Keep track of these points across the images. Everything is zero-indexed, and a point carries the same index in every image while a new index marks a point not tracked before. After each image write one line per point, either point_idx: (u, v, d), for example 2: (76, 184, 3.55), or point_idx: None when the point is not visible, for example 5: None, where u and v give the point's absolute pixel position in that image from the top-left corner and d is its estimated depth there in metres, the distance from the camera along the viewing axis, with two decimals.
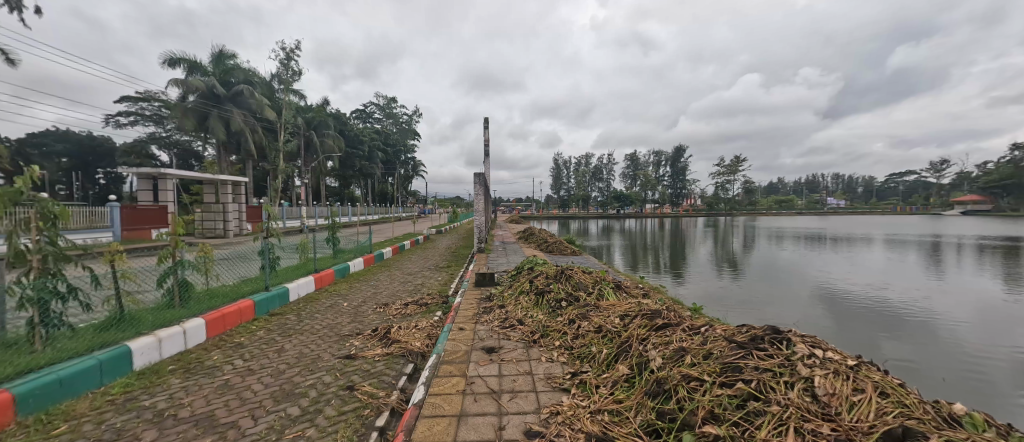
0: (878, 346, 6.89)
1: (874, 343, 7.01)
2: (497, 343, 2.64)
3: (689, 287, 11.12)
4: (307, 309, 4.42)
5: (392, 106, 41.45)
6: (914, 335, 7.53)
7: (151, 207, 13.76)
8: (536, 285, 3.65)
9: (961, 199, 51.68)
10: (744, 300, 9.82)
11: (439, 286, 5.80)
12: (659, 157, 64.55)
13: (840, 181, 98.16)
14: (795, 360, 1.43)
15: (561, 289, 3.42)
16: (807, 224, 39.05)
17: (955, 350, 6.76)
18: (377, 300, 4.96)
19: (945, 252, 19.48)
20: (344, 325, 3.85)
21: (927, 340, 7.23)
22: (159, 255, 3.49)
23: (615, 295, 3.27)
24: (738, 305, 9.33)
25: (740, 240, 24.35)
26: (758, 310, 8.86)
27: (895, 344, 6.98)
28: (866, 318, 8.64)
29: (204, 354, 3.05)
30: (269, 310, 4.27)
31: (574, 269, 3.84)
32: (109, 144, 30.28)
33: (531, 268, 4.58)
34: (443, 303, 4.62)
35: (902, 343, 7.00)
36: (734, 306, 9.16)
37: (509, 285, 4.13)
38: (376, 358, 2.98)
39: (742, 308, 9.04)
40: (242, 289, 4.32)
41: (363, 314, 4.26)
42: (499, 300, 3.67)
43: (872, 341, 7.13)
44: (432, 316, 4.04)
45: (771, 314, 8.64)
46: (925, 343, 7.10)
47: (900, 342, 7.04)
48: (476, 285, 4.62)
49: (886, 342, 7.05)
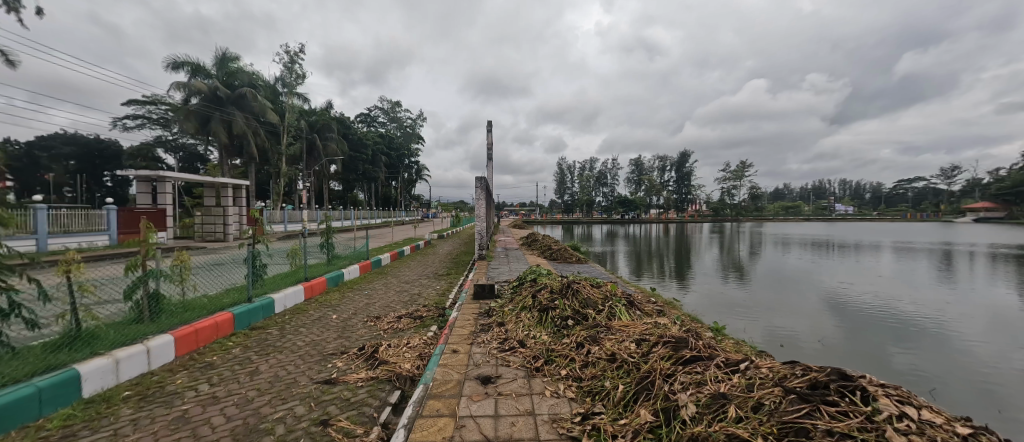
0: (887, 354, 6.59)
1: (884, 351, 6.71)
2: (495, 371, 2.30)
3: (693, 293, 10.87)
4: (291, 322, 4.09)
5: (397, 110, 41.51)
6: (924, 344, 7.22)
7: (150, 209, 13.62)
8: (539, 301, 3.30)
9: (972, 206, 51.01)
10: (749, 307, 9.49)
11: (436, 297, 5.49)
12: (663, 162, 64.27)
13: (847, 188, 97.20)
14: (880, 421, 1.09)
15: (567, 306, 3.07)
16: (814, 230, 38.52)
17: (965, 358, 6.48)
18: (369, 312, 4.64)
19: (956, 260, 19.12)
20: (329, 342, 3.52)
21: (937, 349, 6.95)
22: (127, 264, 3.20)
23: (628, 313, 2.92)
24: (741, 312, 9.01)
25: (747, 247, 24.00)
26: (763, 317, 8.61)
27: (905, 353, 6.68)
28: (875, 326, 8.29)
29: (168, 377, 2.73)
30: (251, 323, 3.95)
31: (580, 282, 3.49)
32: (116, 147, 30.41)
33: (534, 279, 4.25)
34: (439, 317, 4.29)
35: (912, 352, 6.70)
36: (737, 312, 8.91)
37: (509, 299, 3.80)
38: (358, 384, 2.65)
39: (747, 314, 8.80)
40: (222, 300, 4.00)
41: (352, 329, 3.94)
42: (499, 316, 3.34)
43: (881, 349, 6.83)
44: (426, 332, 3.72)
45: (777, 321, 8.33)
46: (935, 352, 6.79)
47: (910, 351, 6.74)
48: (474, 298, 4.28)
49: (896, 351, 6.75)
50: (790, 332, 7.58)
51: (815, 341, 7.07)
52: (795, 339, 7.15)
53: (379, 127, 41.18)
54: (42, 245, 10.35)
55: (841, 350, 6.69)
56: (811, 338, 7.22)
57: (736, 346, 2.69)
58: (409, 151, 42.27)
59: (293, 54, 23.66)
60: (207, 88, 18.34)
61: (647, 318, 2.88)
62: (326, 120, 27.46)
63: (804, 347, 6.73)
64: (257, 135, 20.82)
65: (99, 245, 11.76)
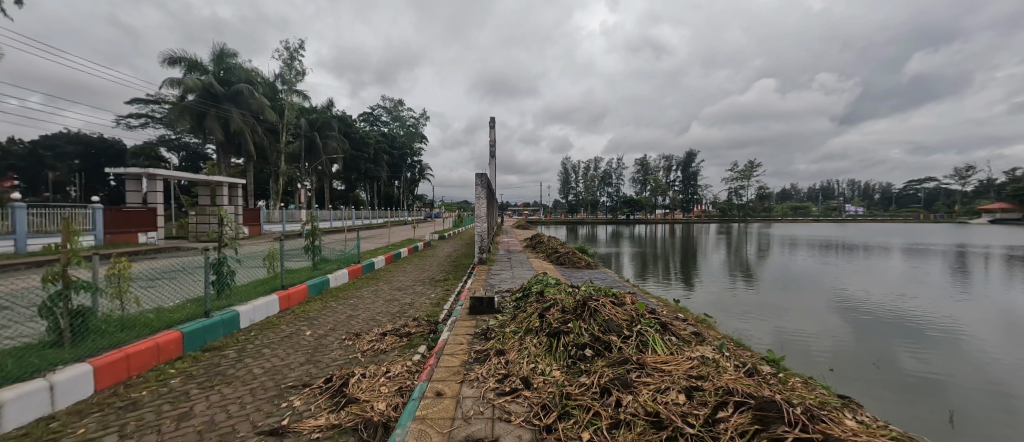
0: (895, 355, 6.05)
1: (891, 352, 6.18)
2: (491, 433, 1.66)
3: (697, 294, 10.38)
4: (257, 341, 3.49)
5: (399, 109, 40.99)
6: (933, 344, 6.73)
7: (139, 209, 12.88)
8: (548, 322, 2.66)
9: (987, 207, 49.73)
10: (758, 308, 8.93)
11: (429, 308, 4.87)
12: (669, 162, 63.31)
13: (855, 189, 95.47)
14: None
15: (583, 330, 2.45)
16: (824, 232, 37.56)
17: (974, 357, 6.07)
18: (348, 327, 4.02)
19: (971, 261, 18.35)
20: (292, 369, 2.90)
21: (947, 348, 6.50)
22: (43, 275, 2.59)
23: (665, 341, 2.30)
24: (745, 312, 8.50)
25: (754, 248, 23.25)
26: (772, 317, 8.12)
27: (913, 353, 6.21)
28: (885, 327, 7.71)
29: (74, 422, 2.14)
30: (206, 342, 3.34)
31: (600, 299, 2.84)
32: (119, 146, 29.87)
33: (541, 292, 3.60)
34: (429, 335, 3.68)
35: (923, 354, 6.14)
36: (744, 313, 8.43)
37: (511, 316, 3.19)
38: (314, 436, 2.03)
39: (756, 314, 8.30)
40: (170, 316, 3.36)
41: (324, 349, 3.34)
42: (497, 341, 2.69)
43: (889, 350, 6.28)
44: (411, 356, 3.11)
45: (787, 322, 7.77)
46: (944, 351, 6.35)
47: (919, 352, 6.26)
48: (470, 314, 3.66)
49: (906, 352, 6.21)
50: (799, 332, 7.04)
51: (823, 342, 6.53)
52: (802, 339, 6.61)
53: (382, 127, 40.67)
54: (21, 246, 9.88)
55: (848, 349, 6.19)
56: (820, 339, 6.68)
57: (807, 387, 2.09)
58: (412, 150, 41.73)
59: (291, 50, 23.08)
60: (201, 85, 17.66)
61: (691, 349, 2.27)
62: (326, 118, 26.96)
63: (812, 348, 6.18)
64: (254, 133, 20.28)
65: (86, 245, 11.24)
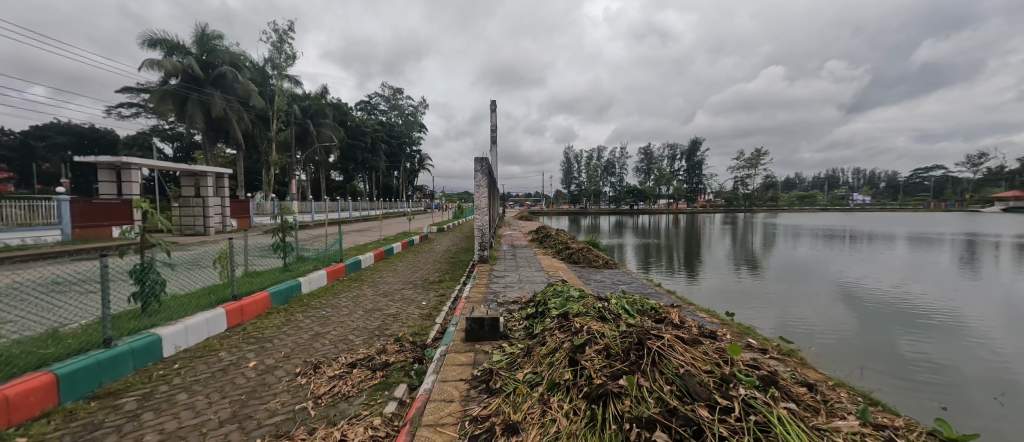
0: (897, 339, 5.40)
1: (890, 336, 5.52)
2: None
3: (696, 283, 9.66)
4: (177, 378, 2.57)
5: (398, 97, 39.66)
6: (934, 328, 6.12)
7: (112, 201, 12.04)
8: (587, 374, 1.70)
9: (1000, 194, 47.34)
10: (763, 297, 8.17)
11: (417, 321, 3.96)
12: (673, 151, 61.71)
13: (861, 177, 93.48)
14: None
15: (654, 392, 1.51)
16: (832, 222, 36.15)
17: (976, 341, 5.48)
18: (308, 353, 3.06)
19: (983, 250, 17.37)
20: (204, 434, 1.97)
21: (951, 333, 5.86)
22: None
23: (801, 424, 1.34)
24: (746, 300, 7.82)
25: (760, 238, 22.34)
26: (776, 305, 7.44)
27: (915, 336, 5.58)
28: (888, 313, 7.05)
29: None
30: (100, 383, 2.40)
31: (660, 334, 1.89)
32: (111, 136, 28.58)
33: (562, 312, 2.63)
34: (413, 368, 2.75)
35: (924, 339, 5.47)
36: (748, 301, 7.74)
37: (523, 350, 2.25)
38: None
39: (758, 302, 7.63)
40: (50, 349, 2.40)
41: (263, 393, 2.41)
42: (506, 401, 1.74)
43: (889, 334, 5.60)
44: (383, 408, 2.19)
45: (789, 310, 7.05)
46: (947, 334, 5.76)
47: (922, 335, 5.65)
48: (466, 340, 2.73)
49: (909, 337, 5.52)
50: (803, 320, 6.32)
51: (827, 328, 5.83)
52: (806, 326, 5.92)
53: (380, 115, 39.51)
54: None
55: (850, 334, 5.55)
56: (823, 326, 5.97)
57: None
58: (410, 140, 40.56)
59: (281, 32, 21.79)
60: (182, 68, 16.60)
61: (844, 435, 1.34)
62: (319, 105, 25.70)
63: (815, 333, 5.50)
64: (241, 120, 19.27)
65: (50, 240, 10.29)
